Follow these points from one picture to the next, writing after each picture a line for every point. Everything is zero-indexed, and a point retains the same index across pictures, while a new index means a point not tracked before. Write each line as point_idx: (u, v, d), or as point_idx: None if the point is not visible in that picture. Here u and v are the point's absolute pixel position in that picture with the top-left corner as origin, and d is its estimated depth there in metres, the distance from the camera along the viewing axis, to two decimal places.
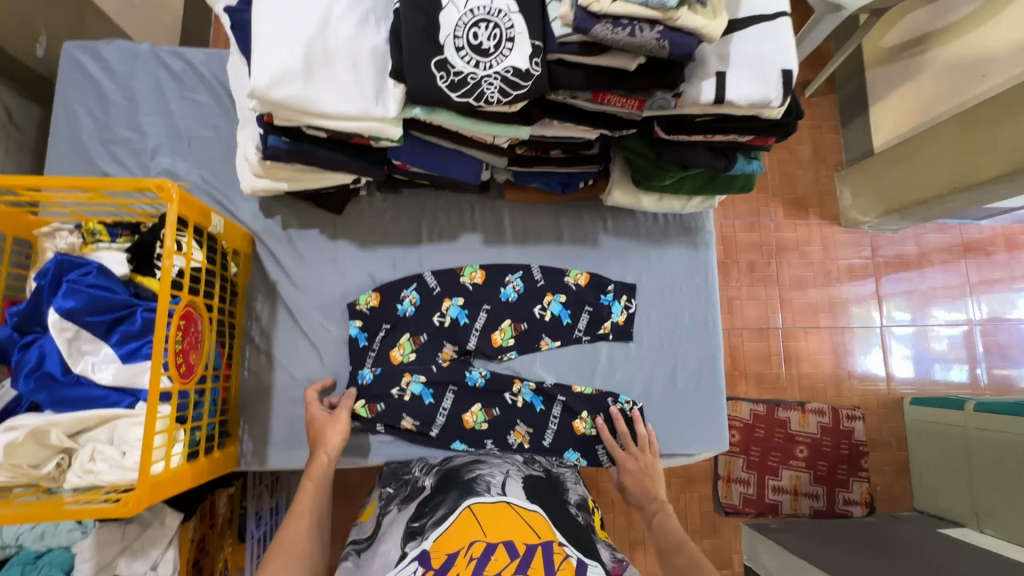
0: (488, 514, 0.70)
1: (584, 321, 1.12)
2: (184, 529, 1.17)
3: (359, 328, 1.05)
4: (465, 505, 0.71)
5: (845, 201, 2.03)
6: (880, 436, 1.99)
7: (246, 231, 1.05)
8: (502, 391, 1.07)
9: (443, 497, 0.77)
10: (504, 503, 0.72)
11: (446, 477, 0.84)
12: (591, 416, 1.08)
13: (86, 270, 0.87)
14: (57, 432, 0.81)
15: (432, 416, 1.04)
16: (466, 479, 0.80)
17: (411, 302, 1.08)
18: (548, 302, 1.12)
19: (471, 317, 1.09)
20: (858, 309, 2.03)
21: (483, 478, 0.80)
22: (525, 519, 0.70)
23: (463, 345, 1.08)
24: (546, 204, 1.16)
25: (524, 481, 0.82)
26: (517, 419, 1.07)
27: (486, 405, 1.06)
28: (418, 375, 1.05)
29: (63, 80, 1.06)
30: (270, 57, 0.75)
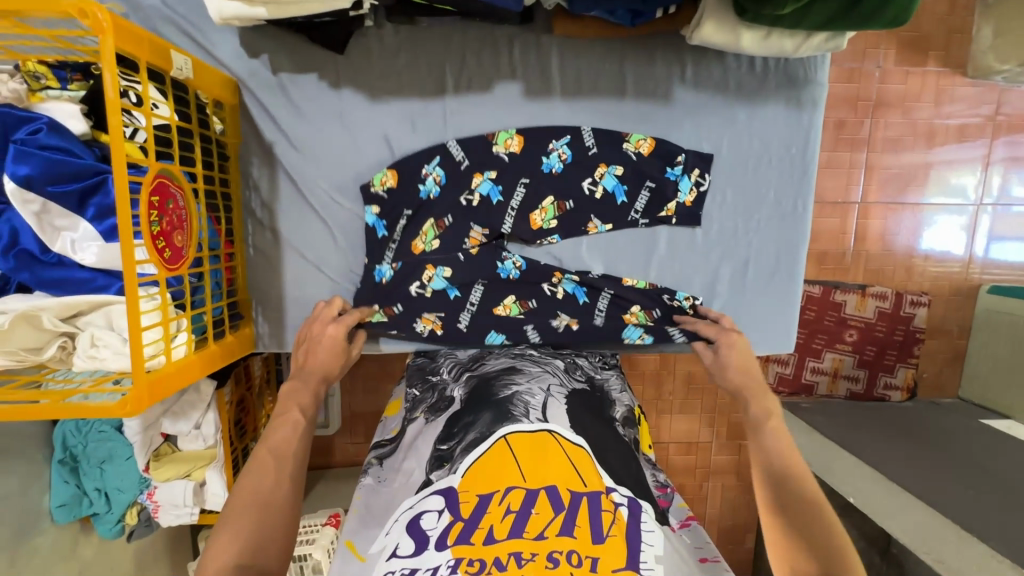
0: (526, 449, 0.64)
1: (643, 201, 0.92)
2: (221, 394, 1.14)
3: (375, 214, 0.90)
4: (499, 435, 0.66)
5: (982, 42, 1.64)
6: (942, 323, 1.81)
7: (228, 75, 0.83)
8: (540, 283, 0.92)
9: (474, 417, 0.71)
10: (544, 434, 0.66)
11: (480, 390, 0.76)
12: (645, 311, 0.93)
13: (34, 127, 0.71)
14: (49, 316, 0.72)
15: (460, 311, 0.90)
16: (501, 399, 0.72)
17: (434, 181, 0.89)
18: (600, 175, 0.91)
19: (506, 195, 0.90)
20: (957, 180, 1.73)
21: (521, 399, 0.72)
22: (569, 458, 0.64)
23: (495, 230, 0.90)
24: (608, 41, 0.88)
25: (568, 401, 0.74)
26: (559, 311, 0.92)
27: (521, 298, 0.91)
28: (442, 269, 0.89)
29: None
30: None
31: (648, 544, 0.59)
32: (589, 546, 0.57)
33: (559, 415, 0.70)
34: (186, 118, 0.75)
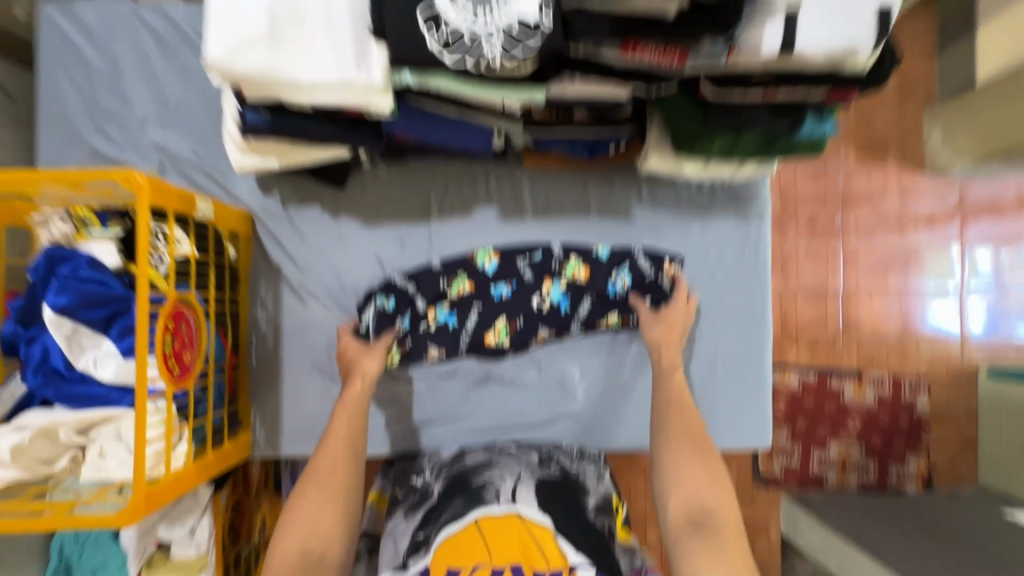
0: (495, 532, 0.70)
1: (585, 308, 0.98)
2: (217, 499, 1.20)
3: (392, 303, 0.95)
4: (471, 518, 0.72)
5: (934, 142, 1.73)
6: (947, 409, 1.77)
7: (243, 210, 0.97)
8: (528, 296, 0.97)
9: (446, 504, 0.76)
10: (512, 516, 0.72)
11: (455, 480, 0.80)
12: (620, 317, 0.99)
13: (76, 263, 0.82)
14: (65, 429, 0.80)
15: (458, 340, 0.97)
16: (474, 486, 0.78)
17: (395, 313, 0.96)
18: (547, 289, 0.97)
19: (460, 317, 0.97)
20: (936, 261, 1.77)
21: (493, 484, 0.78)
22: (532, 536, 0.70)
23: (450, 351, 0.97)
24: (572, 170, 1.01)
25: (536, 484, 0.79)
26: (541, 325, 0.98)
27: (510, 318, 0.97)
28: (442, 305, 0.96)
29: (44, 47, 0.97)
30: (229, 20, 0.63)
31: None
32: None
33: (528, 498, 0.76)
34: (205, 251, 0.87)
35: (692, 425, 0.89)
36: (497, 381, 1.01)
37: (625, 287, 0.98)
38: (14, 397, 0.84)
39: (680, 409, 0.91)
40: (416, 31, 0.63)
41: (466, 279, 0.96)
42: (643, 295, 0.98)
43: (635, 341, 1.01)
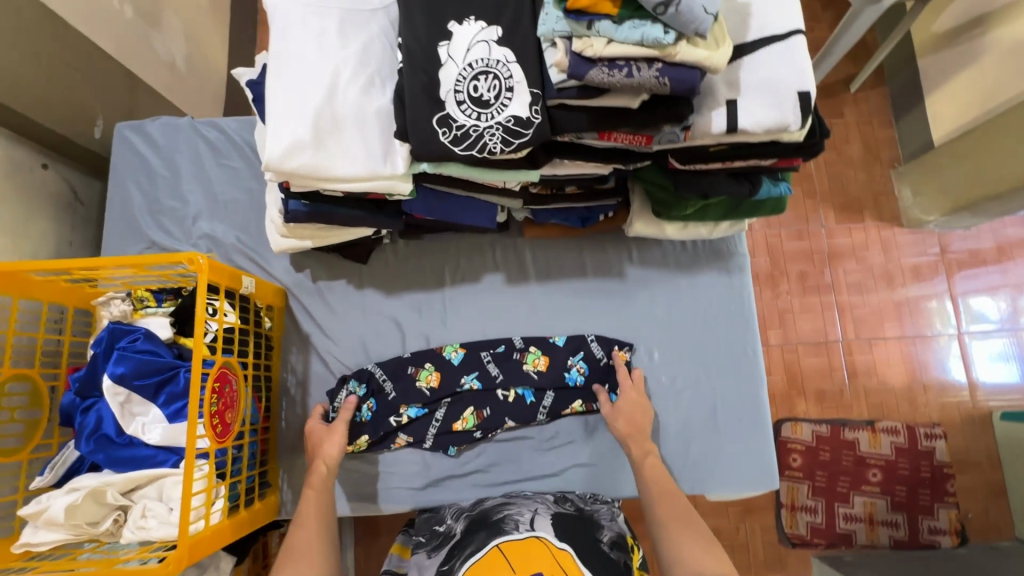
0: (517, 552, 0.74)
1: (549, 399, 1.05)
2: (237, 571, 1.22)
3: (363, 388, 1.04)
4: (493, 543, 0.76)
5: (906, 198, 1.83)
6: (968, 456, 1.72)
7: (279, 286, 1.10)
8: (494, 388, 1.05)
9: (470, 539, 0.81)
10: (532, 538, 0.75)
11: (477, 520, 0.86)
12: (585, 404, 1.06)
13: (134, 336, 0.94)
14: (112, 491, 0.87)
15: (426, 429, 1.05)
16: (495, 519, 0.83)
17: (367, 409, 1.03)
18: (512, 380, 1.05)
19: (431, 408, 1.05)
20: (930, 309, 1.80)
21: (512, 517, 0.83)
22: (555, 556, 0.73)
23: (418, 440, 1.05)
24: (568, 238, 1.14)
25: (553, 518, 0.83)
26: (505, 416, 1.05)
27: (477, 408, 1.04)
28: (413, 403, 1.04)
29: (116, 158, 1.16)
30: (282, 130, 0.79)
31: None
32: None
33: (545, 525, 0.80)
34: (246, 321, 0.99)
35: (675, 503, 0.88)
36: (506, 433, 1.06)
37: (583, 375, 1.06)
38: (66, 463, 0.91)
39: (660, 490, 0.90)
40: (430, 129, 0.78)
41: (434, 370, 1.06)
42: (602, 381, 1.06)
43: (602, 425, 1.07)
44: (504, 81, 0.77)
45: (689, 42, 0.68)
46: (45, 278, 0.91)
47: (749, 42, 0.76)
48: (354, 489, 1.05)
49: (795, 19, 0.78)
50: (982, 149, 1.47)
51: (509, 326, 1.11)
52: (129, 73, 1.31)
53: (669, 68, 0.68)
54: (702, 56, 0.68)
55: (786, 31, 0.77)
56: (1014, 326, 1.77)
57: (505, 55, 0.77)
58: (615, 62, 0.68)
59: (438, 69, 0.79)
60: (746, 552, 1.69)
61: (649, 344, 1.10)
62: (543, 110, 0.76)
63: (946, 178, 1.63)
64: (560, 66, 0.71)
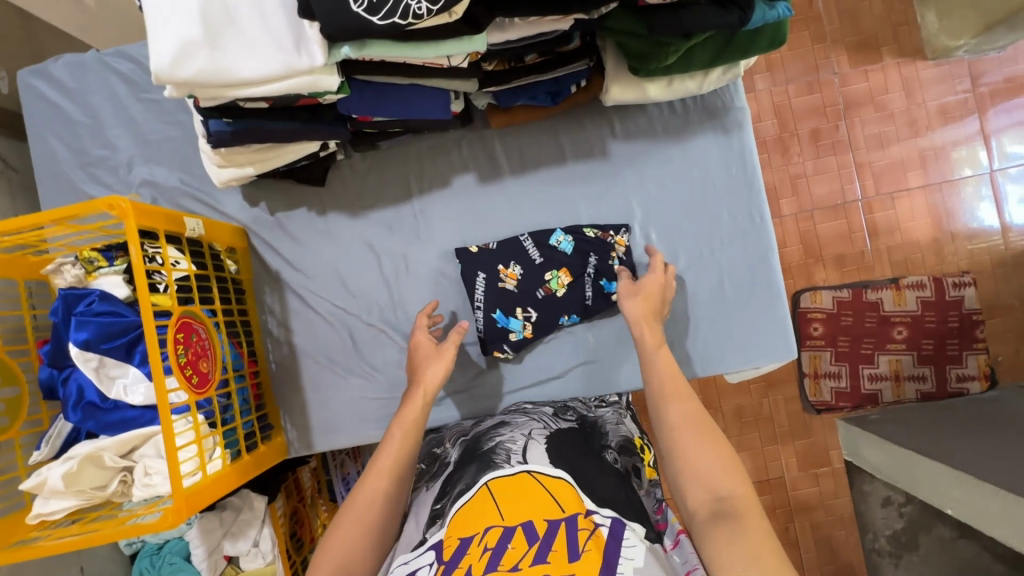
0: (506, 493, 0.66)
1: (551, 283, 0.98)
2: (273, 508, 1.27)
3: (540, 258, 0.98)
4: (482, 483, 0.69)
5: (930, 26, 1.58)
6: (999, 300, 1.63)
7: (235, 225, 1.01)
8: (497, 263, 0.98)
9: (461, 473, 0.75)
10: (523, 475, 0.68)
11: (469, 450, 0.80)
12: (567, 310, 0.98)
13: (89, 299, 0.88)
14: (109, 454, 0.85)
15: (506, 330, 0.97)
16: (484, 451, 0.76)
17: (512, 276, 0.98)
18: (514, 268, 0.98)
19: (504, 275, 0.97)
20: (959, 154, 1.63)
21: (503, 447, 0.76)
22: (548, 491, 0.66)
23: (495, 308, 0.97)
24: (541, 121, 1.01)
25: (548, 441, 0.77)
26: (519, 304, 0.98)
27: (507, 268, 0.98)
28: (517, 268, 0.98)
29: (30, 113, 1.04)
30: (168, 32, 0.66)
31: (627, 558, 0.59)
32: (566, 565, 0.57)
33: (537, 456, 0.72)
34: (203, 267, 0.91)
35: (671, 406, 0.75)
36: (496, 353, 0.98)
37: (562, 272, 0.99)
38: (61, 435, 0.90)
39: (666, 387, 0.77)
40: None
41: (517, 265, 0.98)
42: (587, 258, 0.98)
43: (590, 330, 1.01)
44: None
45: None
46: None
47: None
48: (358, 419, 1.02)
49: None
50: None
51: (490, 230, 1.02)
52: (22, 12, 1.15)
53: None
54: None
55: None
56: None
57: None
58: None
59: None
60: (771, 425, 1.68)
61: (645, 226, 1.00)
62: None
63: None
64: None
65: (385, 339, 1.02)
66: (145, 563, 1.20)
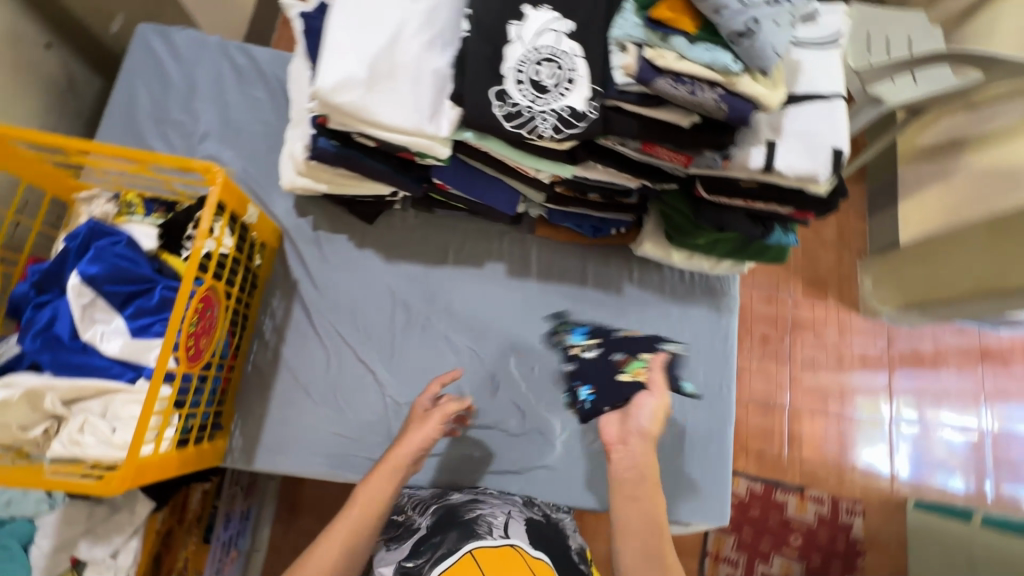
0: (491, 562, 0.68)
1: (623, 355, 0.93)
2: (152, 519, 1.18)
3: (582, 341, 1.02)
4: (466, 549, 0.70)
5: (865, 289, 1.94)
6: (879, 537, 1.80)
7: (277, 226, 1.05)
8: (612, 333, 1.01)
9: (441, 537, 0.76)
10: (507, 547, 0.71)
11: (445, 516, 0.81)
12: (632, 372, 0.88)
13: (115, 239, 0.87)
14: (52, 396, 0.79)
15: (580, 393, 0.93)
16: (467, 518, 0.78)
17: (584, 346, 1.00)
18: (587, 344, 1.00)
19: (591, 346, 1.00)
20: (866, 400, 1.89)
21: (486, 518, 0.79)
22: (531, 567, 0.70)
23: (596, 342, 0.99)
24: (576, 245, 1.16)
25: (525, 524, 0.82)
26: (617, 351, 0.94)
27: (627, 353, 0.93)
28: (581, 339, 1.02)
29: (131, 59, 1.10)
30: (337, 64, 0.77)
31: None
32: None
33: (518, 534, 0.76)
34: (240, 251, 0.94)
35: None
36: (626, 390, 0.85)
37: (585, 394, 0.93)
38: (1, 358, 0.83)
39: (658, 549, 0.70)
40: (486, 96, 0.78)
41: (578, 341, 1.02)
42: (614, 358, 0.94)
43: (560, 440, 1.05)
44: (567, 70, 0.78)
45: (751, 77, 0.72)
46: (32, 154, 0.85)
47: (796, 94, 0.81)
48: (310, 450, 0.99)
49: (838, 85, 0.82)
50: (993, 244, 1.45)
51: (502, 319, 1.10)
52: None
53: (729, 96, 0.72)
54: (760, 93, 0.72)
55: (830, 93, 0.82)
56: (931, 422, 1.88)
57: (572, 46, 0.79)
58: (681, 77, 0.71)
59: (504, 45, 0.80)
60: None
61: None
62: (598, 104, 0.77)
63: (934, 268, 1.63)
64: (629, 69, 0.73)
65: (369, 381, 1.03)
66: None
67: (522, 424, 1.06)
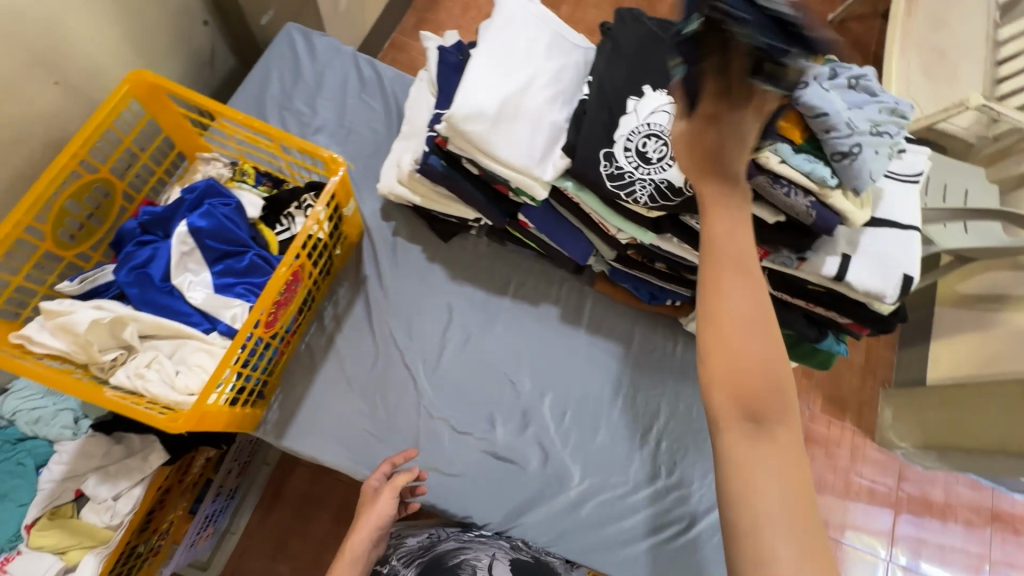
0: None
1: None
2: (161, 474, 1.14)
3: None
4: None
5: (884, 419, 1.80)
6: None
7: (362, 223, 1.12)
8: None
9: None
10: None
11: (434, 562, 1.00)
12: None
13: (226, 202, 0.94)
14: (133, 327, 0.83)
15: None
16: (452, 565, 0.98)
17: None
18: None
19: None
20: (854, 532, 1.71)
21: (469, 562, 0.99)
22: None
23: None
24: (630, 308, 1.19)
25: (508, 565, 1.00)
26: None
27: None
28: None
29: (274, 47, 1.21)
30: (472, 98, 0.86)
31: None
32: None
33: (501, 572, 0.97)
34: (331, 238, 1.01)
35: (758, 367, 0.47)
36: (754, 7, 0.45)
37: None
38: (94, 282, 0.88)
39: (763, 318, 0.47)
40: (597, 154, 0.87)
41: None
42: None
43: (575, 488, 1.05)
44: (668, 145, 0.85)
45: (843, 194, 0.79)
46: (181, 110, 0.94)
47: (877, 217, 0.87)
48: (336, 439, 1.01)
49: (915, 218, 0.88)
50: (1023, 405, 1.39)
51: (545, 361, 1.12)
52: None
53: (820, 206, 0.78)
54: (848, 209, 0.79)
55: (907, 223, 0.87)
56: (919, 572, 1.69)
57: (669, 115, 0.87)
58: (779, 180, 0.78)
59: (620, 114, 0.89)
60: None
61: (660, 433, 1.10)
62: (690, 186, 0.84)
63: (963, 415, 1.56)
64: None
65: (408, 386, 1.06)
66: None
67: (543, 466, 1.05)
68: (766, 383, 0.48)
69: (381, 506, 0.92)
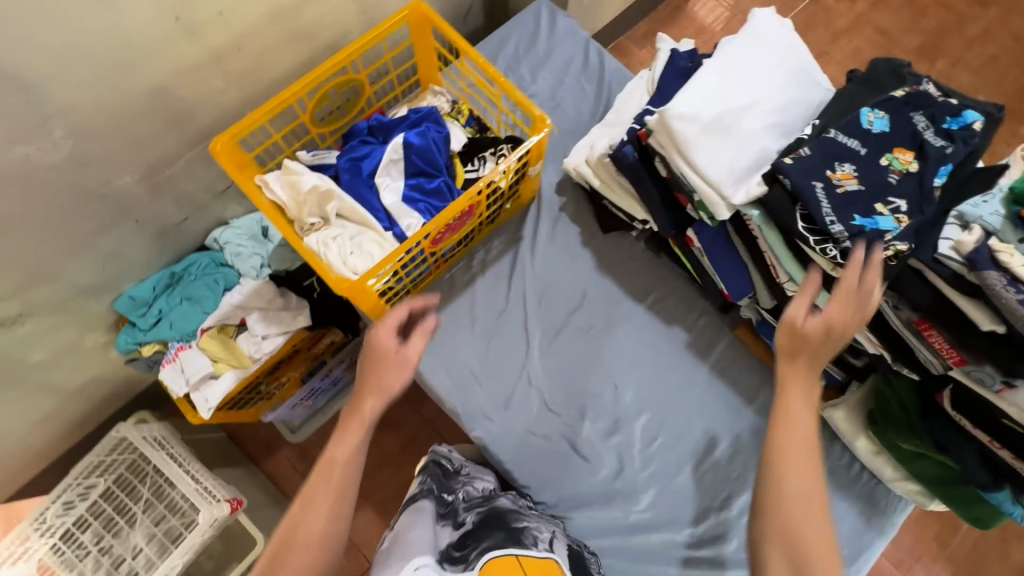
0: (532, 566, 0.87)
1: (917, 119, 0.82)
2: (297, 333, 1.30)
3: (880, 124, 0.83)
4: (513, 553, 0.88)
5: None
6: None
7: (537, 189, 1.19)
8: (917, 139, 0.81)
9: (487, 534, 0.92)
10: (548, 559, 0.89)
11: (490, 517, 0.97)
12: (902, 155, 0.80)
13: (439, 130, 1.06)
14: (335, 204, 1.00)
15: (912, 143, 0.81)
16: (514, 526, 0.94)
17: (876, 120, 0.83)
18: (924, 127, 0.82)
19: (894, 133, 0.82)
20: None
21: (531, 531, 0.93)
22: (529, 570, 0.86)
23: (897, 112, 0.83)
24: (763, 365, 1.10)
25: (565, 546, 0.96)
26: (908, 112, 0.83)
27: (903, 143, 0.81)
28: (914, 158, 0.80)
29: (522, 15, 1.32)
30: (692, 102, 0.87)
31: None
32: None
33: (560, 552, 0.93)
34: (509, 191, 1.09)
35: (804, 541, 0.67)
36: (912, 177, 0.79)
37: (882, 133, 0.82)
38: (322, 160, 1.07)
39: (810, 510, 0.69)
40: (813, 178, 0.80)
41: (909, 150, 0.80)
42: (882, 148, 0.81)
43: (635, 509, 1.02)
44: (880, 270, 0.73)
45: None
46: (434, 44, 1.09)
47: None
48: (442, 363, 1.09)
49: None
50: None
51: (656, 379, 1.09)
52: None
53: None
54: None
55: None
56: None
57: (919, 126, 0.82)
58: (1018, 283, 0.67)
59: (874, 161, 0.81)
60: None
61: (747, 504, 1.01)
62: (820, 375, 0.76)
63: None
64: (961, 245, 0.71)
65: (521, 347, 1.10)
66: (199, 265, 1.31)
67: (615, 473, 1.04)
68: (815, 548, 0.67)
69: (388, 374, 0.86)
